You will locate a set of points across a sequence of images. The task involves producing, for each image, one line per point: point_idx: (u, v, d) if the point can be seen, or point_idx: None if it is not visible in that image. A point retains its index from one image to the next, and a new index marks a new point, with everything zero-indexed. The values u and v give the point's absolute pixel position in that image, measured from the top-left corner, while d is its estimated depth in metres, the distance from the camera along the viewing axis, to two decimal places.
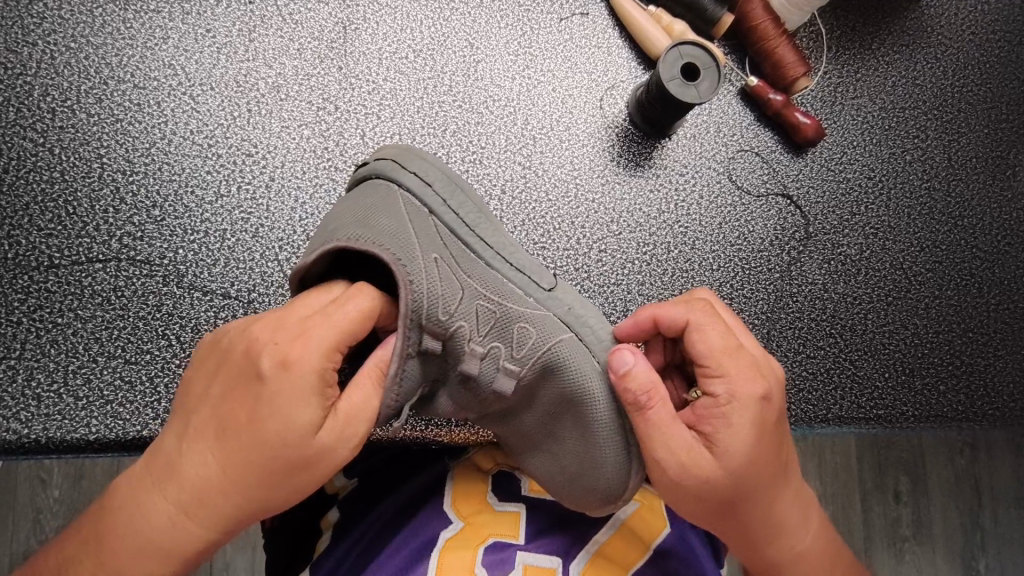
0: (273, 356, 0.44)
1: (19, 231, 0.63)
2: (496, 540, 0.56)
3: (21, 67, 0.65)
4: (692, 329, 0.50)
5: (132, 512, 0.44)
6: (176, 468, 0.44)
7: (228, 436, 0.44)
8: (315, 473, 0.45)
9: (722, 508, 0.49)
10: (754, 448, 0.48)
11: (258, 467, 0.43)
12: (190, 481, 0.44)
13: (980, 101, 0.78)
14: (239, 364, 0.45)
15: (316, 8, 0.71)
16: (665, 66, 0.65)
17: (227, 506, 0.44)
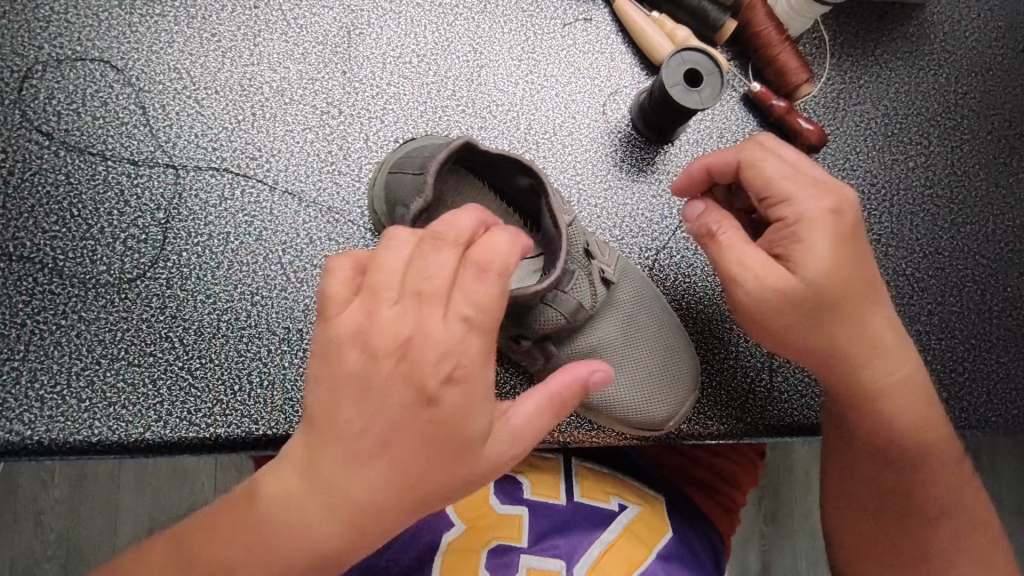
0: None
1: (23, 232, 0.63)
2: (499, 543, 0.57)
3: (27, 70, 0.66)
4: (745, 167, 0.53)
5: (258, 566, 0.41)
6: (248, 525, 0.42)
7: None
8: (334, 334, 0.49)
9: (814, 319, 0.51)
10: (838, 257, 0.50)
11: (410, 446, 0.40)
12: (312, 527, 0.41)
13: (982, 108, 0.79)
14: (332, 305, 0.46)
15: (321, 13, 0.71)
16: (668, 72, 0.65)
17: (368, 507, 0.41)
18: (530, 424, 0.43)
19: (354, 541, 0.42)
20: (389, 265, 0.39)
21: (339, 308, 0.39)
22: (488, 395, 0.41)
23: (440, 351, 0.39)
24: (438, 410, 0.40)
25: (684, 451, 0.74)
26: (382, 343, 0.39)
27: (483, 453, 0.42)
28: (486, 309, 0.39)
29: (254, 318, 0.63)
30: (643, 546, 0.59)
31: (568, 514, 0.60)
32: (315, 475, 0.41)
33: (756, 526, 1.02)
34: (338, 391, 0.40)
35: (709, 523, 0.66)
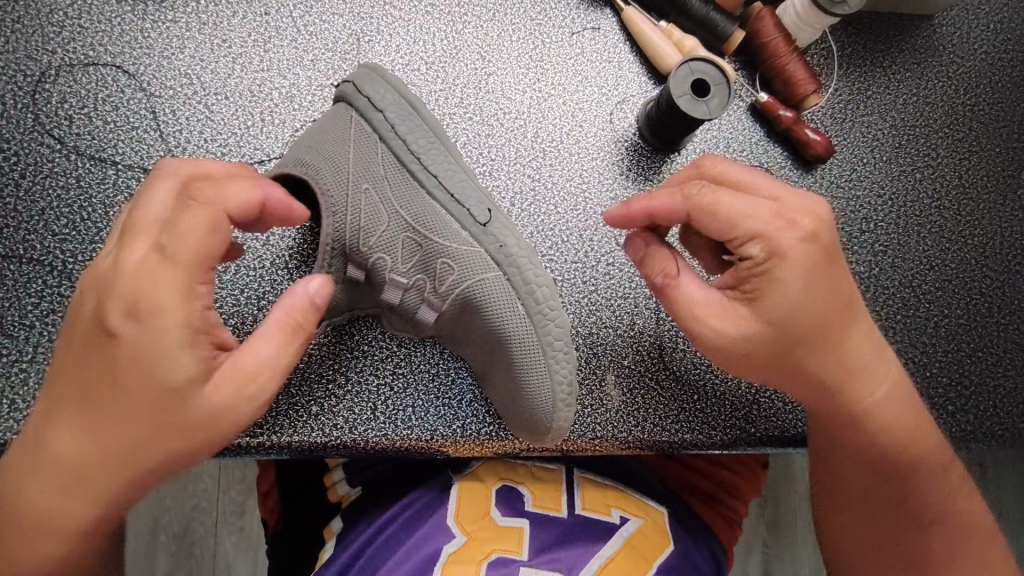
0: (123, 312, 0.45)
1: (34, 235, 0.64)
2: (500, 556, 0.56)
3: (41, 75, 0.67)
4: (695, 217, 0.53)
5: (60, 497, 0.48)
6: (50, 459, 0.48)
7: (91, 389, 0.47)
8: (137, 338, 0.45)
9: (795, 344, 0.53)
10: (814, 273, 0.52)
11: (86, 379, 0.47)
12: (71, 466, 0.47)
13: (991, 120, 0.79)
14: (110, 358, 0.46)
15: (331, 20, 0.71)
16: (675, 83, 0.66)
17: (95, 448, 0.47)
18: (267, 362, 0.50)
19: (100, 477, 0.48)
20: (151, 216, 0.47)
21: (108, 255, 0.48)
22: (191, 339, 0.46)
23: (133, 287, 0.45)
24: (157, 331, 0.45)
25: (687, 461, 0.74)
26: (140, 284, 0.45)
27: (196, 403, 0.47)
28: (207, 231, 0.47)
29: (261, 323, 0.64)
30: (642, 560, 0.59)
31: (568, 528, 0.60)
32: (50, 395, 0.48)
33: (758, 534, 1.02)
34: (87, 306, 0.47)
35: (709, 533, 0.66)
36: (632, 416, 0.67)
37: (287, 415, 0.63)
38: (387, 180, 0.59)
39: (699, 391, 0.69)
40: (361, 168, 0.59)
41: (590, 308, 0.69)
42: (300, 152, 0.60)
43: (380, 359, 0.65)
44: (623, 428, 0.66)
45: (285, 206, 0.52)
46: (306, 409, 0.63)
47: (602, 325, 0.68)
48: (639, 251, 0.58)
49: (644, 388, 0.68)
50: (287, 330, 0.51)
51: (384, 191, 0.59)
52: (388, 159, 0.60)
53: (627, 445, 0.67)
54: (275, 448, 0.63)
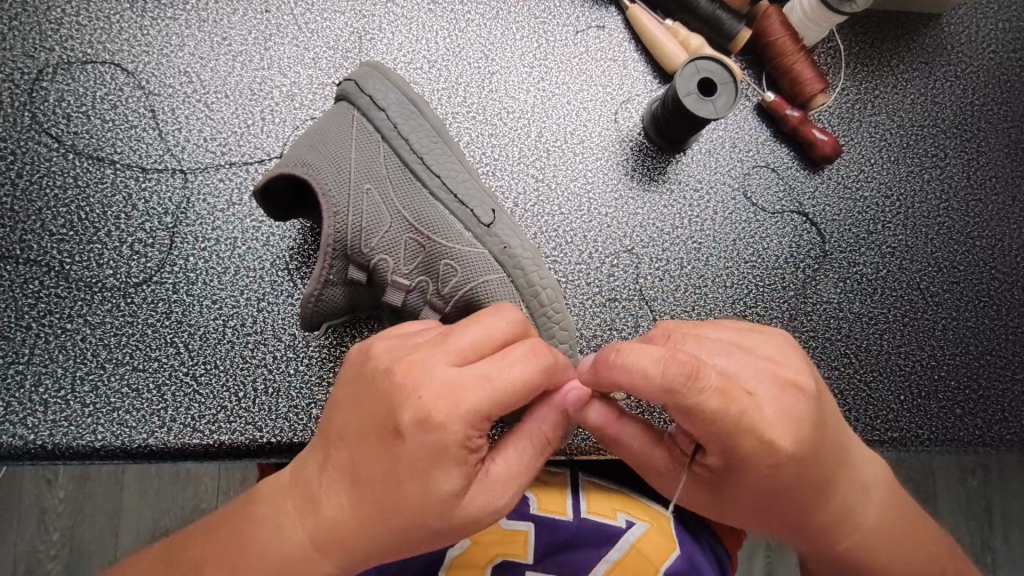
0: (412, 417, 0.41)
1: (31, 235, 0.63)
2: (505, 560, 0.56)
3: (38, 72, 0.66)
4: (667, 404, 0.42)
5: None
6: (245, 537, 0.47)
7: (363, 484, 0.43)
8: (426, 461, 0.41)
9: (761, 513, 0.47)
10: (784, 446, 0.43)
11: (368, 474, 0.43)
12: (263, 553, 0.45)
13: (1000, 120, 0.78)
14: (368, 444, 0.43)
15: (332, 18, 0.71)
16: (682, 81, 0.64)
17: (312, 532, 0.45)
18: (514, 473, 0.44)
19: (305, 564, 0.45)
20: (462, 343, 0.42)
21: (412, 348, 0.43)
22: (457, 453, 0.41)
23: (441, 391, 0.40)
24: (425, 440, 0.40)
25: None
26: (433, 396, 0.40)
27: (451, 513, 0.42)
28: (538, 368, 0.42)
29: (260, 325, 0.63)
30: (649, 564, 0.57)
31: (572, 531, 0.59)
32: (324, 478, 0.45)
33: (762, 538, 1.01)
34: (355, 392, 0.44)
35: (716, 540, 0.65)
36: None
37: (286, 418, 0.61)
38: (389, 181, 0.59)
39: None
40: (364, 168, 0.58)
41: (594, 311, 0.68)
42: (302, 149, 0.58)
43: None
44: None
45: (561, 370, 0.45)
46: (306, 413, 0.62)
47: (606, 327, 0.67)
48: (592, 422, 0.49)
49: None
50: (534, 443, 0.45)
51: (385, 189, 0.59)
52: (391, 158, 0.59)
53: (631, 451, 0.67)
54: (273, 452, 0.61)
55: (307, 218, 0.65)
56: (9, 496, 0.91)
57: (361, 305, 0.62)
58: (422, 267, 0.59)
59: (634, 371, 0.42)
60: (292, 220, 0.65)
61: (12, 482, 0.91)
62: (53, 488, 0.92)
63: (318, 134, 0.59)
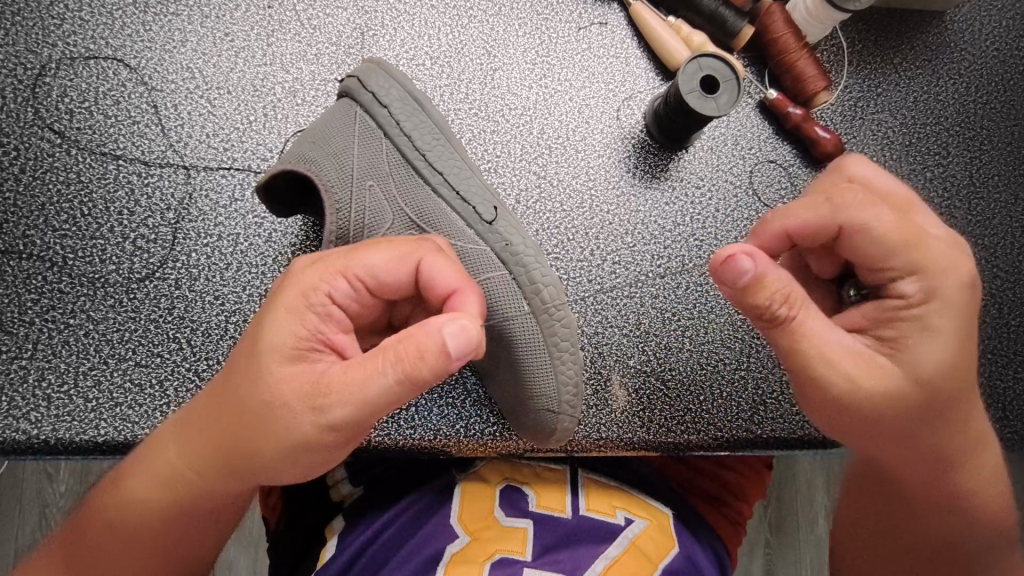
0: (273, 288, 0.50)
1: (33, 231, 0.63)
2: (504, 556, 0.56)
3: (40, 68, 0.66)
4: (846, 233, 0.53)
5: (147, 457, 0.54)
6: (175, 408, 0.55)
7: (231, 360, 0.50)
8: (261, 324, 0.48)
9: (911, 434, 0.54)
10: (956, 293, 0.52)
11: (236, 348, 0.50)
12: (170, 423, 0.54)
13: (1003, 119, 0.77)
14: (249, 320, 0.51)
15: (335, 14, 0.71)
16: (684, 79, 0.64)
17: (195, 411, 0.52)
18: (343, 381, 0.46)
19: (185, 424, 0.52)
20: (364, 243, 0.51)
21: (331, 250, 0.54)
22: (286, 313, 0.47)
23: (312, 261, 0.50)
24: (268, 306, 0.49)
25: (693, 462, 0.73)
26: (296, 269, 0.49)
27: (273, 380, 0.47)
28: (391, 260, 0.49)
29: None
30: (648, 562, 0.58)
31: (571, 528, 0.59)
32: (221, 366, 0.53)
33: (761, 535, 1.01)
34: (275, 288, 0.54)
35: (715, 535, 0.66)
36: (638, 418, 0.66)
37: None
38: (391, 177, 0.59)
39: (707, 391, 0.68)
40: (365, 165, 0.59)
41: (595, 308, 0.68)
42: (304, 148, 0.59)
43: None
44: (628, 428, 0.66)
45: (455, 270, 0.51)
46: None
47: (607, 325, 0.67)
48: (743, 276, 0.48)
49: (650, 390, 0.67)
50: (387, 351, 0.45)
51: (388, 186, 0.59)
52: (394, 155, 0.59)
53: (632, 447, 0.66)
54: None
55: (310, 214, 0.65)
56: (10, 491, 0.91)
57: None
58: None
59: (812, 214, 0.53)
60: (295, 215, 0.65)
61: (13, 476, 0.92)
62: (55, 483, 0.92)
63: (321, 130, 0.60)
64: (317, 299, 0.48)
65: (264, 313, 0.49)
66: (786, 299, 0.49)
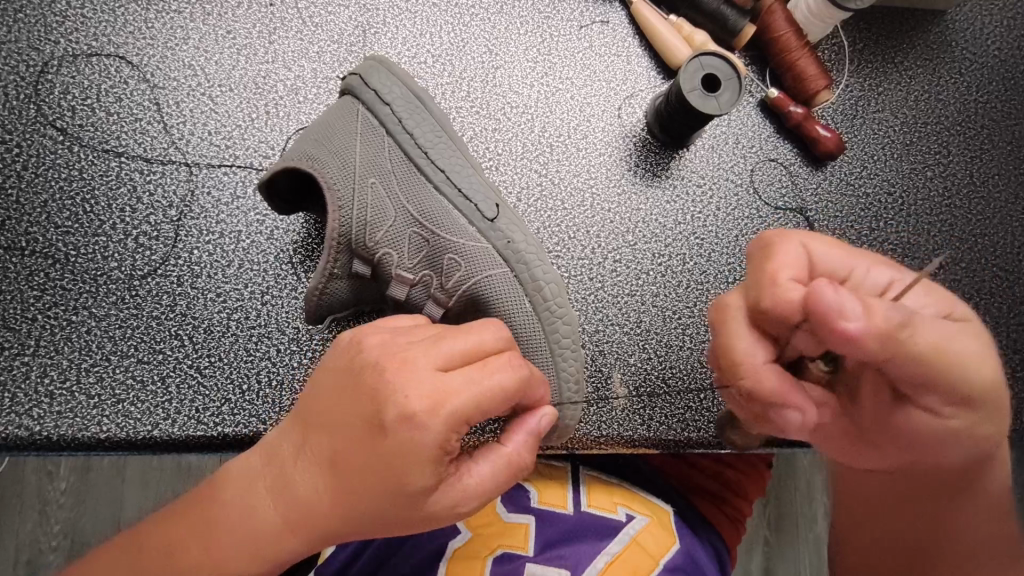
0: (398, 415, 0.41)
1: (36, 227, 0.63)
2: (505, 552, 0.57)
3: (43, 65, 0.66)
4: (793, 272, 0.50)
5: (208, 551, 0.46)
6: (227, 512, 0.46)
7: (341, 472, 0.43)
8: (400, 462, 0.41)
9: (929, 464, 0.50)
10: (983, 368, 0.47)
11: (348, 464, 0.43)
12: (234, 514, 0.46)
13: (1004, 118, 0.78)
14: (351, 426, 0.43)
15: (337, 11, 0.71)
16: (686, 77, 0.64)
17: (278, 514, 0.45)
18: (487, 489, 0.44)
19: (274, 545, 0.46)
20: (451, 350, 0.44)
21: (402, 348, 0.44)
22: (433, 455, 0.41)
23: (427, 394, 0.42)
24: (402, 438, 0.41)
25: (693, 460, 0.73)
26: (417, 401, 0.41)
27: (426, 505, 0.43)
28: (518, 379, 0.44)
29: (264, 318, 0.63)
30: (648, 557, 0.58)
31: (573, 524, 0.60)
32: (300, 459, 0.45)
33: (760, 532, 1.02)
34: (345, 384, 0.45)
35: (714, 532, 0.66)
36: (638, 415, 0.66)
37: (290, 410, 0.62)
38: (393, 175, 0.59)
39: (709, 390, 0.67)
40: (366, 162, 0.58)
41: (596, 306, 0.68)
42: (306, 144, 0.59)
43: None
44: (628, 426, 0.66)
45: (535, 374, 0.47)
46: None
47: (607, 323, 0.68)
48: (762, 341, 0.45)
49: (650, 387, 0.67)
50: (508, 461, 0.45)
51: (389, 185, 0.59)
52: (396, 153, 0.59)
53: (634, 444, 0.66)
54: None
55: (312, 211, 0.65)
56: (10, 488, 0.91)
57: (364, 300, 0.63)
58: (427, 263, 0.60)
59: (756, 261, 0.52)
60: (296, 213, 0.65)
61: (14, 473, 0.92)
62: (55, 480, 0.92)
63: (323, 128, 0.60)
64: (443, 435, 0.41)
65: (394, 444, 0.41)
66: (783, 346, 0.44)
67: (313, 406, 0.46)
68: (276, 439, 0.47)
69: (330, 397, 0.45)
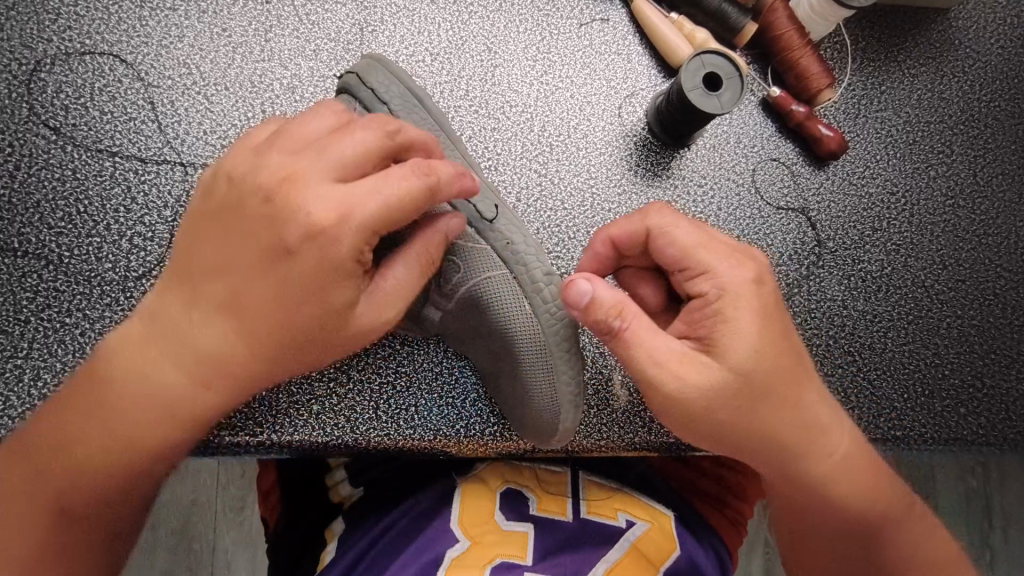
0: (303, 233, 0.46)
1: (29, 228, 0.62)
2: (504, 560, 0.55)
3: (35, 63, 0.65)
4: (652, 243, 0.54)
5: (128, 412, 0.50)
6: (120, 387, 0.50)
7: (247, 316, 0.48)
8: (319, 284, 0.47)
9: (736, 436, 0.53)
10: (716, 383, 0.50)
11: (254, 301, 0.48)
12: (139, 376, 0.50)
13: (1008, 117, 0.77)
14: (260, 256, 0.48)
15: (334, 9, 0.70)
16: (687, 76, 0.64)
17: (190, 364, 0.49)
18: (403, 286, 0.51)
19: (193, 396, 0.50)
20: (343, 154, 0.48)
21: (280, 162, 0.48)
22: (350, 267, 0.47)
23: (333, 207, 0.46)
24: (319, 249, 0.46)
25: (694, 463, 0.72)
26: (320, 211, 0.46)
27: (349, 322, 0.49)
28: (406, 193, 0.47)
29: None
30: (647, 563, 0.57)
31: (571, 530, 0.59)
32: (195, 310, 0.49)
33: (760, 535, 1.00)
34: (215, 224, 0.49)
35: (716, 535, 0.65)
36: (639, 417, 0.65)
37: (287, 414, 0.61)
38: None
39: None
40: None
41: None
42: None
43: (384, 358, 0.63)
44: (629, 429, 0.65)
45: (424, 144, 0.51)
46: (307, 408, 0.62)
47: None
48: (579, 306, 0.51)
49: None
50: (425, 266, 0.52)
51: None
52: None
53: (635, 447, 0.65)
54: (275, 447, 0.61)
55: None
56: None
57: None
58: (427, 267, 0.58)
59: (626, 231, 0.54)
60: None
61: None
62: None
63: None
64: (294, 218, 0.47)
65: (305, 270, 0.47)
66: (618, 313, 0.50)
67: (201, 299, 0.49)
68: (160, 301, 0.50)
69: (157, 289, 0.51)
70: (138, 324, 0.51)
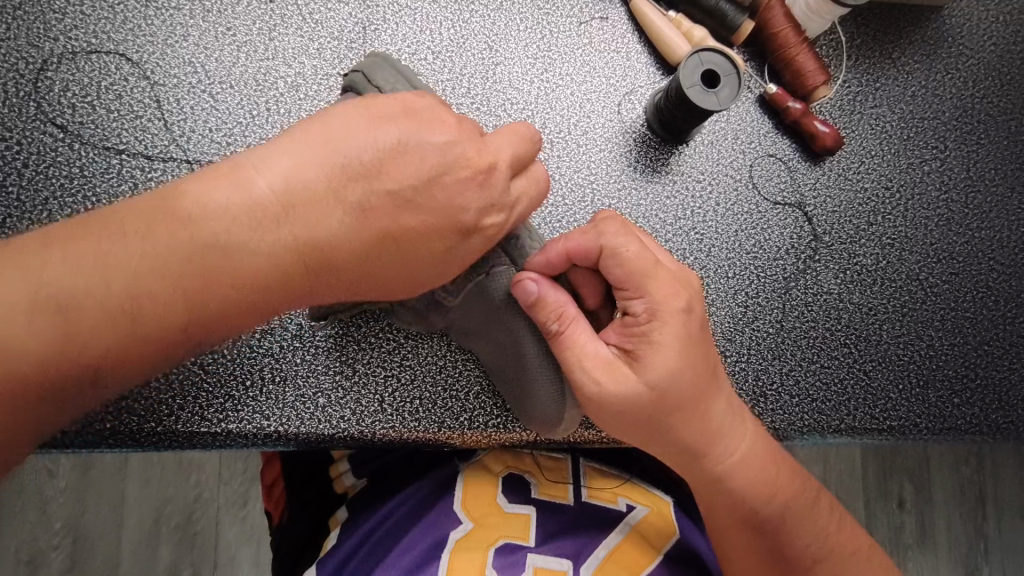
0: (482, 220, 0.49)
1: (38, 225, 0.63)
2: (506, 541, 0.56)
3: (42, 62, 0.66)
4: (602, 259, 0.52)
5: (225, 260, 0.44)
6: (232, 254, 0.44)
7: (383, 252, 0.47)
8: (454, 259, 0.49)
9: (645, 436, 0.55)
10: (623, 391, 0.52)
11: (400, 243, 0.47)
12: (263, 232, 0.45)
13: (1000, 112, 0.78)
14: (433, 209, 0.47)
15: (337, 8, 0.71)
16: (685, 73, 0.64)
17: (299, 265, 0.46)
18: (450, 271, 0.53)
19: (277, 296, 0.46)
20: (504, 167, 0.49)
21: (471, 147, 0.48)
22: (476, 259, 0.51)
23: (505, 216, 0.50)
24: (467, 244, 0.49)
25: None
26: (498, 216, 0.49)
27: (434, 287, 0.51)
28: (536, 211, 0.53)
29: None
30: (647, 545, 0.59)
31: (572, 515, 0.60)
32: (343, 218, 0.46)
33: None
34: (417, 157, 0.47)
35: None
36: None
37: (293, 406, 0.62)
38: None
39: None
40: None
41: None
42: None
43: (388, 351, 0.65)
44: None
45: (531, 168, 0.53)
46: (313, 401, 0.63)
47: None
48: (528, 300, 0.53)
49: None
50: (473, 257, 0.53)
51: None
52: None
53: None
54: (282, 439, 0.62)
55: None
56: (10, 489, 0.91)
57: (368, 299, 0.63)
58: None
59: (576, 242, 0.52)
60: None
61: (14, 473, 0.92)
62: (54, 479, 0.92)
63: None
64: (477, 208, 0.48)
65: (449, 247, 0.49)
66: (559, 316, 0.53)
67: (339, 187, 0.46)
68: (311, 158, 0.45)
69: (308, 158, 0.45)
70: (261, 190, 0.45)
